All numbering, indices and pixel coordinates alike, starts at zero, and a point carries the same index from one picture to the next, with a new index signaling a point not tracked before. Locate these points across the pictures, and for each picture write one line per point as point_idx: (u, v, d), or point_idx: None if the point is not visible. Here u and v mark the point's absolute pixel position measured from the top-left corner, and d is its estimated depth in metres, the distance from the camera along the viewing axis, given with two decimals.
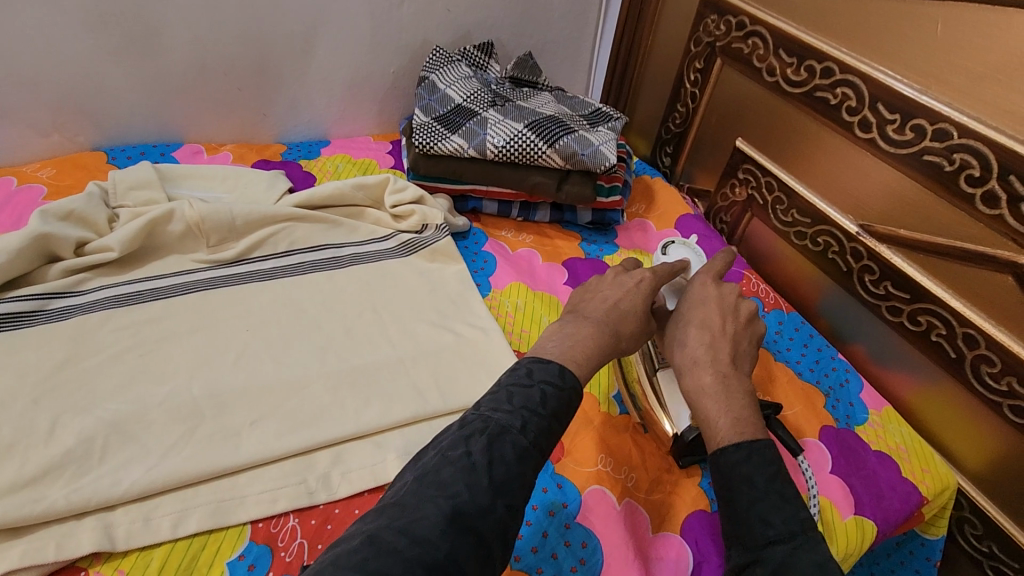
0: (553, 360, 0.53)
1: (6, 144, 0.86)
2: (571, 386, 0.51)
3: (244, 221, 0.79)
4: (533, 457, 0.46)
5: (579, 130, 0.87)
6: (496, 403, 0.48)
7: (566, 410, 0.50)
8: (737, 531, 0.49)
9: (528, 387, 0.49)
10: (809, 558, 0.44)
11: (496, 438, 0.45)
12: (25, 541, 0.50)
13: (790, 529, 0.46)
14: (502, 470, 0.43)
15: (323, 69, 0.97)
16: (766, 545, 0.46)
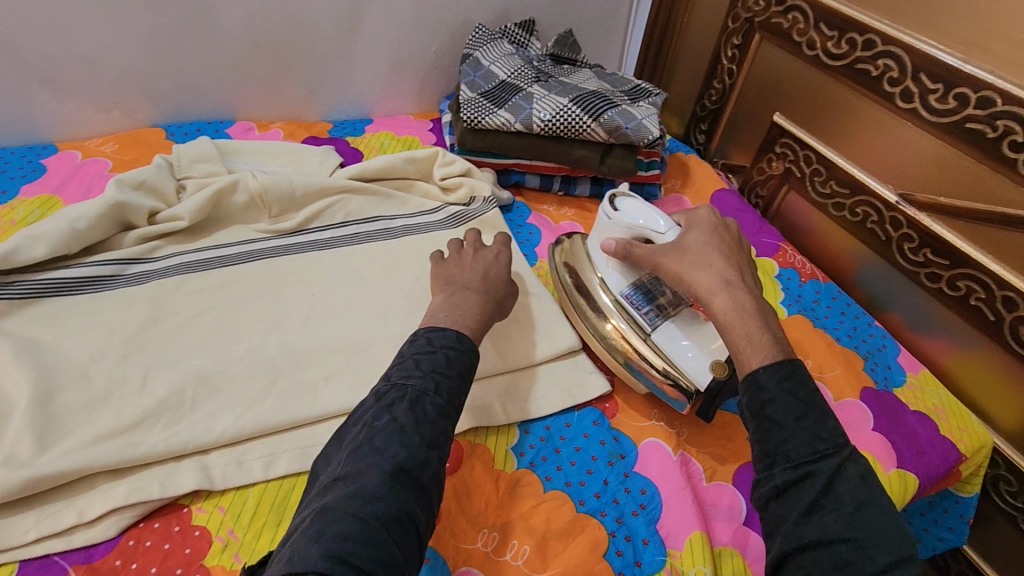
0: (448, 328, 0.58)
1: (69, 119, 0.89)
2: (468, 348, 0.56)
3: (303, 193, 0.82)
4: (450, 412, 0.51)
5: (622, 105, 0.89)
6: (406, 371, 0.52)
7: (467, 366, 0.55)
8: (779, 447, 0.47)
9: (431, 354, 0.54)
10: (854, 470, 0.45)
11: (416, 400, 0.49)
12: (129, 480, 0.53)
13: (836, 443, 0.46)
14: (427, 427, 0.48)
15: (368, 47, 1.00)
16: (815, 459, 0.46)
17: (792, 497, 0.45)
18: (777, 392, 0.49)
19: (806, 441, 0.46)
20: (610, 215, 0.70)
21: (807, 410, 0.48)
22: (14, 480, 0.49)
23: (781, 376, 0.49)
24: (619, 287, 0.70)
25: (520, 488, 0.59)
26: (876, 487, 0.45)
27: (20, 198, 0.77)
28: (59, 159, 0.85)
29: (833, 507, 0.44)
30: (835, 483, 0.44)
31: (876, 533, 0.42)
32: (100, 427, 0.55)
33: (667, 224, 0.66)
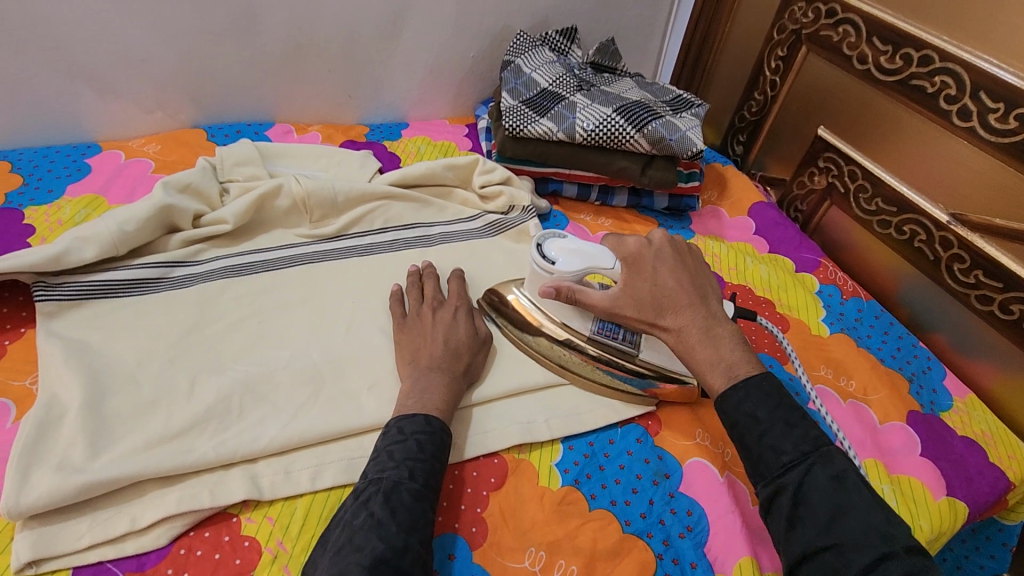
0: (416, 412, 0.56)
1: (114, 119, 0.89)
2: (440, 428, 0.55)
3: (345, 198, 0.82)
4: (428, 496, 0.50)
5: (666, 116, 0.88)
6: (380, 464, 0.51)
7: (442, 448, 0.54)
8: (754, 467, 0.52)
9: (403, 441, 0.53)
10: (825, 473, 0.49)
11: (391, 491, 0.49)
12: (179, 488, 0.53)
13: (800, 453, 0.50)
14: (406, 515, 0.47)
15: (408, 52, 0.99)
16: (783, 472, 0.50)
17: (775, 513, 0.50)
18: (737, 415, 0.53)
19: (773, 458, 0.51)
20: (551, 270, 0.67)
21: (767, 426, 0.52)
22: (69, 486, 0.49)
23: (741, 397, 0.53)
24: (584, 326, 0.69)
25: (566, 506, 0.58)
26: (852, 485, 0.48)
27: (66, 198, 0.78)
28: (103, 159, 0.85)
29: (810, 517, 0.48)
30: (807, 491, 0.49)
31: (853, 537, 0.46)
32: (150, 433, 0.55)
33: (602, 252, 0.65)
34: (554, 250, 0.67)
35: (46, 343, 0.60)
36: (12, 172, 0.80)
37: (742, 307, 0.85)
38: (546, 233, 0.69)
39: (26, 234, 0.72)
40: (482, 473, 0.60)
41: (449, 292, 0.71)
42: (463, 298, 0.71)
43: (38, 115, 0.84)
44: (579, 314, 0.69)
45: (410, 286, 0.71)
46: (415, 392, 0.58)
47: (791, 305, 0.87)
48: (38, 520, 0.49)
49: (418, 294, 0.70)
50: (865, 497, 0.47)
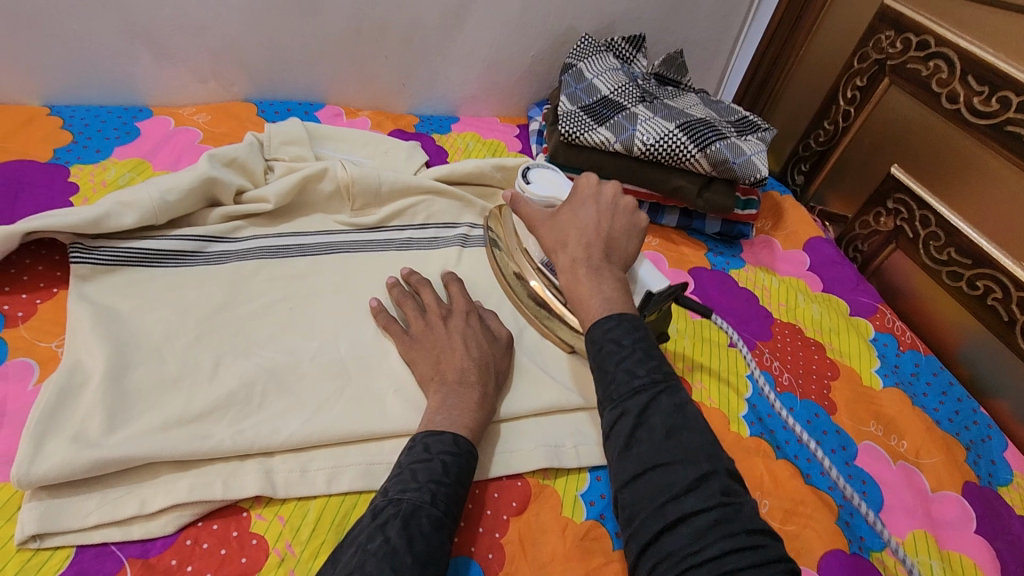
0: (444, 429, 0.53)
1: (167, 85, 0.88)
2: (467, 449, 0.52)
3: (389, 189, 0.79)
4: (448, 525, 0.47)
5: (731, 137, 0.84)
6: (402, 483, 0.48)
7: (467, 471, 0.51)
8: (606, 391, 0.50)
9: (428, 461, 0.50)
10: (670, 401, 0.48)
11: (410, 516, 0.45)
12: (193, 474, 0.51)
13: (652, 379, 0.49)
14: (422, 545, 0.44)
15: (467, 45, 0.97)
16: (629, 397, 0.48)
17: (614, 436, 0.48)
18: (603, 342, 0.52)
19: (625, 381, 0.49)
20: (523, 187, 0.74)
21: (628, 352, 0.51)
22: (82, 460, 0.48)
23: (610, 328, 0.53)
24: (537, 256, 0.73)
25: (589, 542, 0.55)
26: (692, 413, 0.48)
27: (112, 159, 0.77)
28: (153, 124, 0.84)
29: (646, 437, 0.46)
30: (648, 414, 0.47)
31: (685, 456, 0.45)
32: (168, 414, 0.53)
33: (570, 185, 0.74)
34: (535, 176, 0.75)
35: (76, 306, 0.59)
36: (63, 128, 0.80)
37: (790, 348, 0.80)
38: (535, 163, 0.78)
39: (70, 192, 0.72)
40: (504, 496, 0.57)
41: (453, 299, 0.67)
42: (469, 303, 0.67)
43: (94, 73, 0.84)
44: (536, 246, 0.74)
45: (398, 299, 0.66)
46: (444, 405, 0.55)
47: (842, 351, 0.81)
48: (47, 491, 0.48)
49: (416, 304, 0.66)
50: (701, 425, 0.47)
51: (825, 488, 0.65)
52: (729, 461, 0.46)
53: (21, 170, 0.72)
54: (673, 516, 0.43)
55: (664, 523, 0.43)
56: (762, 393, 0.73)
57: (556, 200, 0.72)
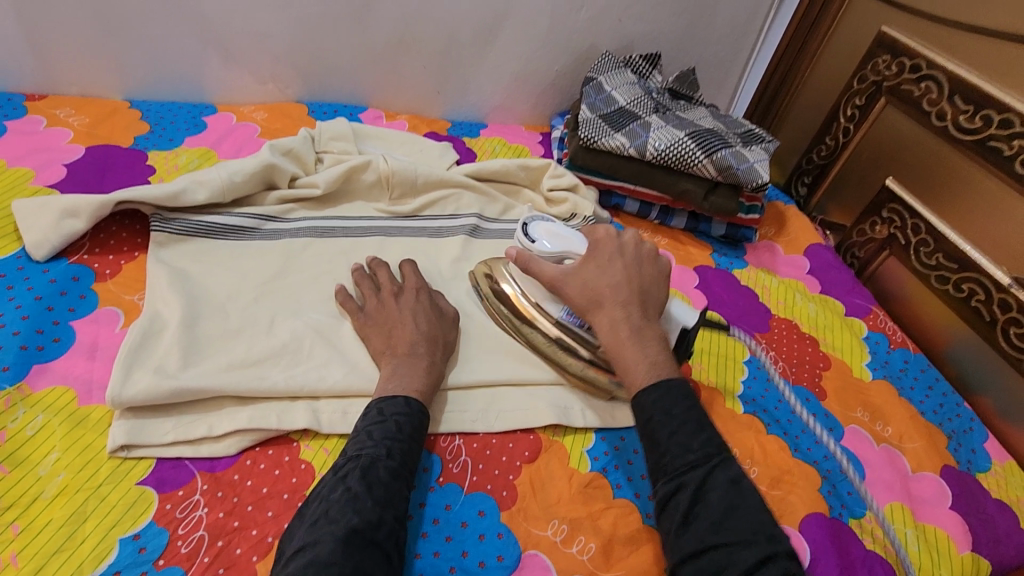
0: (397, 393, 0.58)
1: (232, 86, 0.99)
2: (419, 410, 0.57)
3: (424, 181, 0.88)
4: (404, 475, 0.52)
5: (736, 147, 0.92)
6: (360, 441, 0.53)
7: (420, 430, 0.56)
8: (659, 463, 0.54)
9: (382, 421, 0.55)
10: (724, 476, 0.52)
11: (369, 467, 0.51)
12: (252, 408, 0.59)
13: (705, 454, 0.53)
14: (382, 491, 0.50)
15: (498, 59, 1.06)
16: (686, 471, 0.52)
17: (669, 510, 0.51)
18: (652, 411, 0.56)
19: (679, 454, 0.53)
20: (529, 245, 0.72)
21: (678, 424, 0.55)
22: (164, 388, 0.56)
23: (657, 397, 0.56)
24: (555, 310, 0.69)
25: (592, 489, 0.62)
26: (746, 489, 0.51)
27: (183, 147, 0.88)
28: (217, 119, 0.95)
29: (705, 514, 0.50)
30: (706, 490, 0.51)
31: (741, 535, 0.48)
32: (233, 358, 0.62)
33: (580, 241, 0.71)
34: (537, 231, 0.72)
35: (155, 266, 0.68)
36: (141, 119, 0.91)
37: (786, 340, 0.87)
38: (535, 218, 0.75)
39: (148, 173, 0.82)
40: (518, 447, 0.64)
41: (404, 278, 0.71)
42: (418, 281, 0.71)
43: (169, 73, 0.95)
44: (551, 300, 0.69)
45: (357, 281, 0.71)
46: (395, 376, 0.60)
47: (834, 345, 0.88)
48: (133, 412, 0.56)
49: (370, 284, 0.71)
50: (756, 501, 0.50)
51: (811, 461, 0.71)
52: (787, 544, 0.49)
53: (108, 153, 0.83)
54: None
55: None
56: (756, 377, 0.80)
57: (569, 256, 0.70)
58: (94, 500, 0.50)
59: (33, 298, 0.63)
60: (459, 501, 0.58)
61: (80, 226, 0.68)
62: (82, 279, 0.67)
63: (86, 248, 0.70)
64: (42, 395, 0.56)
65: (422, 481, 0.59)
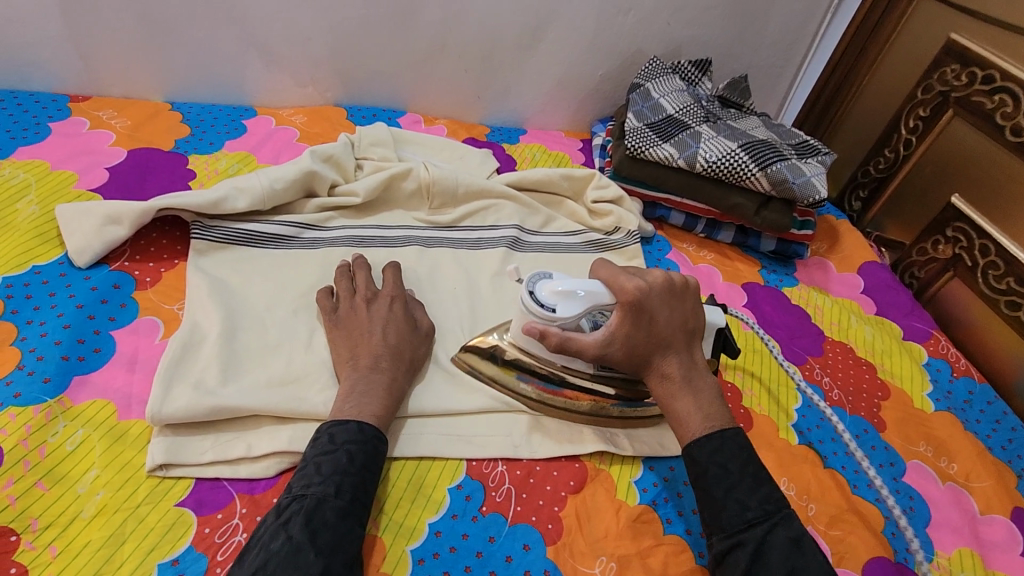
0: (349, 418, 0.53)
1: (272, 89, 0.98)
2: (373, 435, 0.53)
3: (465, 191, 0.86)
4: (355, 513, 0.48)
5: (792, 159, 0.87)
6: (306, 477, 0.49)
7: (375, 458, 0.52)
8: (716, 518, 0.51)
9: (331, 453, 0.50)
10: (786, 534, 0.48)
11: (314, 510, 0.46)
12: (291, 427, 0.57)
13: (765, 511, 0.50)
14: (328, 536, 0.45)
15: (540, 63, 1.03)
16: (744, 529, 0.49)
17: (729, 566, 0.49)
18: (708, 464, 0.52)
19: (736, 511, 0.50)
20: (550, 318, 0.58)
21: (736, 480, 0.51)
22: (203, 405, 0.55)
23: (712, 448, 0.53)
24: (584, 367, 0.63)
25: (641, 524, 0.58)
26: (810, 548, 0.48)
27: (223, 151, 0.87)
28: (256, 122, 0.94)
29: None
30: (765, 551, 0.48)
31: None
32: (272, 374, 0.60)
33: (599, 285, 0.58)
34: (546, 292, 0.60)
35: (195, 275, 0.67)
36: (182, 122, 0.90)
37: (841, 365, 0.82)
38: (531, 278, 0.62)
39: (189, 177, 0.81)
40: (563, 475, 0.61)
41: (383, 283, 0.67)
42: (399, 288, 0.67)
43: (210, 75, 0.94)
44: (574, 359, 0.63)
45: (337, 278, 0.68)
46: (350, 395, 0.55)
47: (893, 372, 0.83)
48: (171, 429, 0.55)
49: (348, 285, 0.67)
50: (819, 562, 0.47)
51: (871, 499, 0.67)
52: None
53: (150, 157, 0.82)
54: None
55: None
56: (810, 405, 0.75)
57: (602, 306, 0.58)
58: (132, 521, 0.49)
59: (74, 305, 0.62)
60: (503, 533, 0.55)
61: (122, 233, 0.67)
62: (123, 287, 0.66)
63: (127, 255, 0.69)
64: (82, 408, 0.55)
65: (464, 509, 0.56)
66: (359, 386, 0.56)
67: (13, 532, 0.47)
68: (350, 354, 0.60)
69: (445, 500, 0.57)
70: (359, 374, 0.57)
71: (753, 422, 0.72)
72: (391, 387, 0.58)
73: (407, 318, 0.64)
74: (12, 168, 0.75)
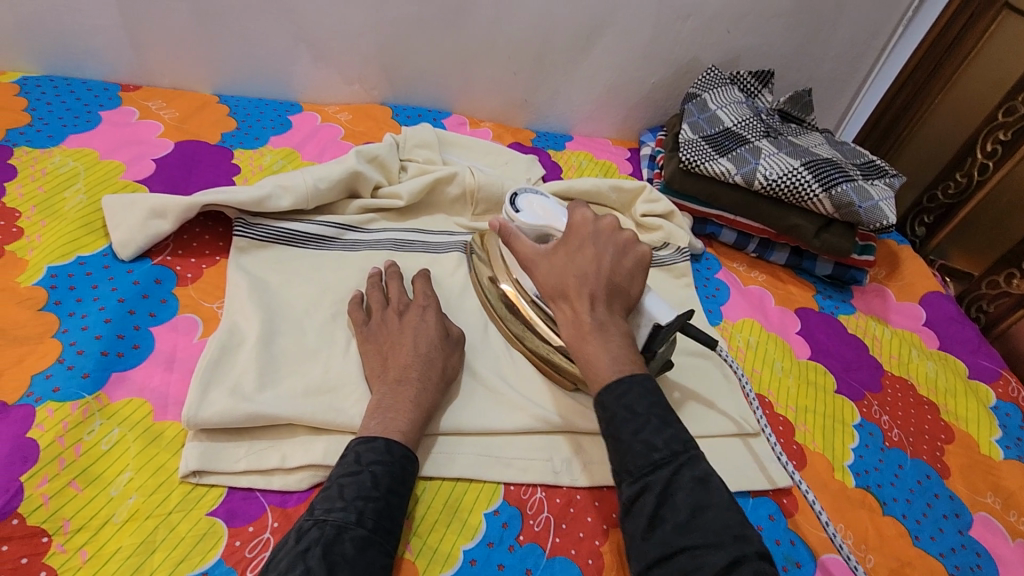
0: (376, 436, 0.51)
1: (319, 85, 0.97)
2: (400, 456, 0.50)
3: (510, 198, 0.83)
4: (377, 542, 0.46)
5: (858, 180, 0.82)
6: (328, 500, 0.46)
7: (401, 480, 0.50)
8: (622, 462, 0.49)
9: (356, 475, 0.48)
10: (690, 474, 0.47)
11: (333, 542, 0.44)
12: (327, 439, 0.55)
13: (671, 452, 0.48)
14: (347, 570, 0.43)
15: (592, 68, 1.00)
16: (649, 471, 0.47)
17: (634, 513, 0.47)
18: (617, 409, 0.50)
19: (642, 452, 0.48)
20: (513, 217, 0.66)
21: (642, 422, 0.49)
22: (240, 412, 0.53)
23: (622, 393, 0.51)
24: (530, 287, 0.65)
25: None
26: (715, 487, 0.47)
27: (268, 147, 0.86)
28: (302, 118, 0.93)
29: (670, 517, 0.45)
30: (671, 491, 0.46)
31: (709, 534, 0.44)
32: (308, 382, 0.58)
33: (564, 220, 0.65)
34: (524, 203, 0.68)
35: (235, 275, 0.66)
36: (229, 115, 0.89)
37: (902, 404, 0.77)
38: (524, 188, 0.70)
39: (233, 172, 0.80)
40: (604, 506, 0.58)
41: (414, 292, 0.65)
42: (430, 297, 0.65)
43: (259, 69, 0.93)
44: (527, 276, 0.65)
45: (370, 287, 0.66)
46: (379, 408, 0.54)
47: (957, 414, 0.77)
48: (206, 434, 0.53)
49: (380, 296, 0.65)
50: (725, 498, 0.46)
51: (935, 553, 0.62)
52: (761, 543, 0.45)
53: (196, 150, 0.82)
54: None
55: None
56: (869, 445, 0.70)
57: (551, 232, 0.65)
58: (163, 529, 0.48)
59: (116, 299, 0.61)
60: (540, 565, 0.53)
61: (165, 227, 0.66)
62: (164, 283, 0.65)
63: (169, 250, 0.68)
64: (118, 406, 0.54)
65: (501, 538, 0.54)
66: (398, 402, 0.54)
67: (44, 533, 0.46)
68: (383, 367, 0.58)
69: (481, 525, 0.54)
70: (389, 387, 0.55)
71: (808, 460, 0.67)
72: (422, 400, 0.55)
73: (439, 327, 0.62)
74: (62, 155, 0.75)
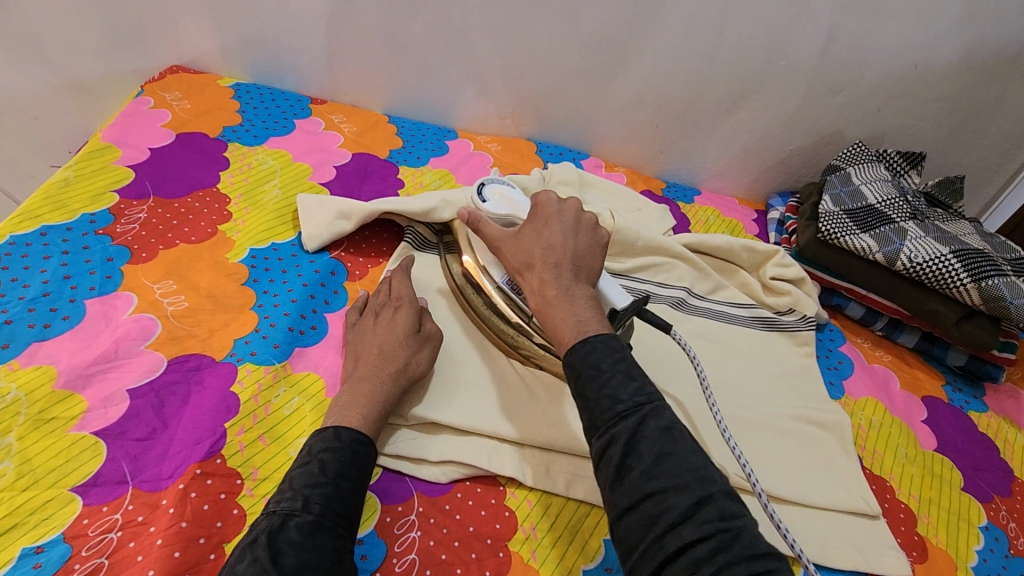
0: (327, 426, 0.54)
1: (475, 116, 1.06)
2: (349, 443, 0.52)
3: (643, 244, 0.84)
4: (326, 526, 0.47)
5: (1011, 276, 0.80)
6: (279, 493, 0.49)
7: (352, 465, 0.52)
8: (592, 420, 0.48)
9: (305, 464, 0.50)
10: (656, 424, 0.46)
11: (279, 529, 0.46)
12: (471, 441, 0.61)
13: (635, 404, 0.47)
14: (292, 553, 0.45)
15: (732, 130, 1.03)
16: (617, 422, 0.46)
17: (603, 466, 0.45)
18: (582, 367, 0.49)
19: (607, 407, 0.47)
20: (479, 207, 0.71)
21: (607, 377, 0.48)
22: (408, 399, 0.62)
23: (587, 353, 0.50)
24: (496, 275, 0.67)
25: None
26: (680, 435, 0.45)
27: (428, 167, 0.95)
28: (457, 144, 1.02)
29: (636, 465, 0.44)
30: (638, 441, 0.45)
31: (676, 478, 0.43)
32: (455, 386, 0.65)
33: (526, 205, 0.70)
34: (490, 192, 0.72)
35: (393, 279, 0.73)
36: (396, 135, 1.00)
37: None
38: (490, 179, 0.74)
39: (398, 186, 0.89)
40: None
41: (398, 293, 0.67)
42: (412, 298, 0.66)
43: (427, 97, 1.04)
44: (496, 264, 0.67)
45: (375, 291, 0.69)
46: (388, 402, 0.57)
47: None
48: None
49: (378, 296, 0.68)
50: (691, 445, 0.45)
51: None
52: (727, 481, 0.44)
53: (369, 162, 0.92)
54: (671, 547, 0.40)
55: (664, 557, 0.40)
56: (994, 551, 0.67)
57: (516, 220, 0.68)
58: None
59: (301, 284, 0.70)
60: None
61: (347, 228, 0.75)
62: (338, 275, 0.73)
63: (343, 247, 0.77)
64: (299, 377, 0.62)
65: (618, 566, 0.56)
66: None
67: (239, 476, 0.53)
68: (354, 365, 0.60)
69: (601, 550, 0.57)
70: (357, 386, 0.57)
71: (929, 554, 0.65)
72: None
73: (409, 329, 0.63)
74: (264, 154, 0.87)
